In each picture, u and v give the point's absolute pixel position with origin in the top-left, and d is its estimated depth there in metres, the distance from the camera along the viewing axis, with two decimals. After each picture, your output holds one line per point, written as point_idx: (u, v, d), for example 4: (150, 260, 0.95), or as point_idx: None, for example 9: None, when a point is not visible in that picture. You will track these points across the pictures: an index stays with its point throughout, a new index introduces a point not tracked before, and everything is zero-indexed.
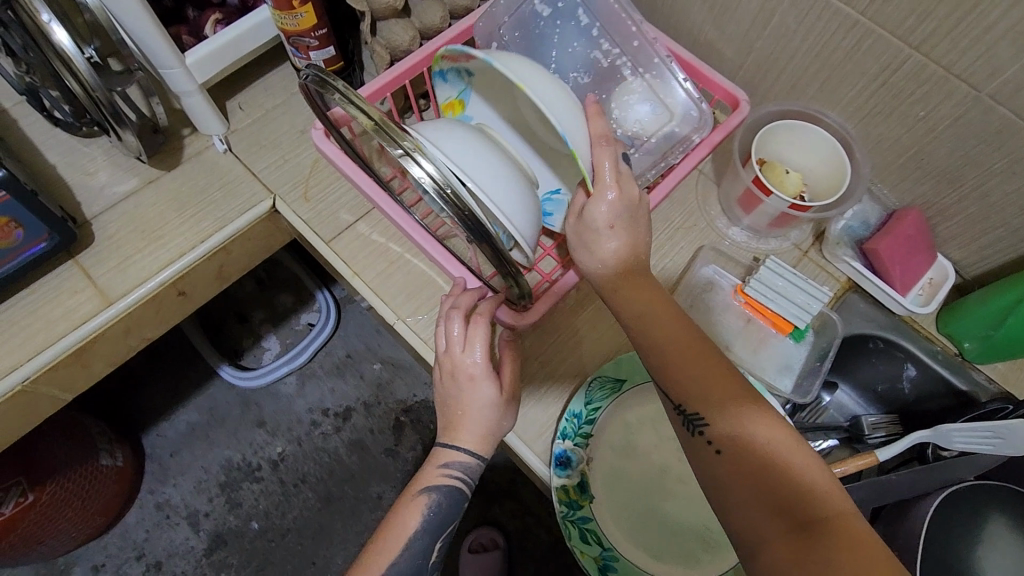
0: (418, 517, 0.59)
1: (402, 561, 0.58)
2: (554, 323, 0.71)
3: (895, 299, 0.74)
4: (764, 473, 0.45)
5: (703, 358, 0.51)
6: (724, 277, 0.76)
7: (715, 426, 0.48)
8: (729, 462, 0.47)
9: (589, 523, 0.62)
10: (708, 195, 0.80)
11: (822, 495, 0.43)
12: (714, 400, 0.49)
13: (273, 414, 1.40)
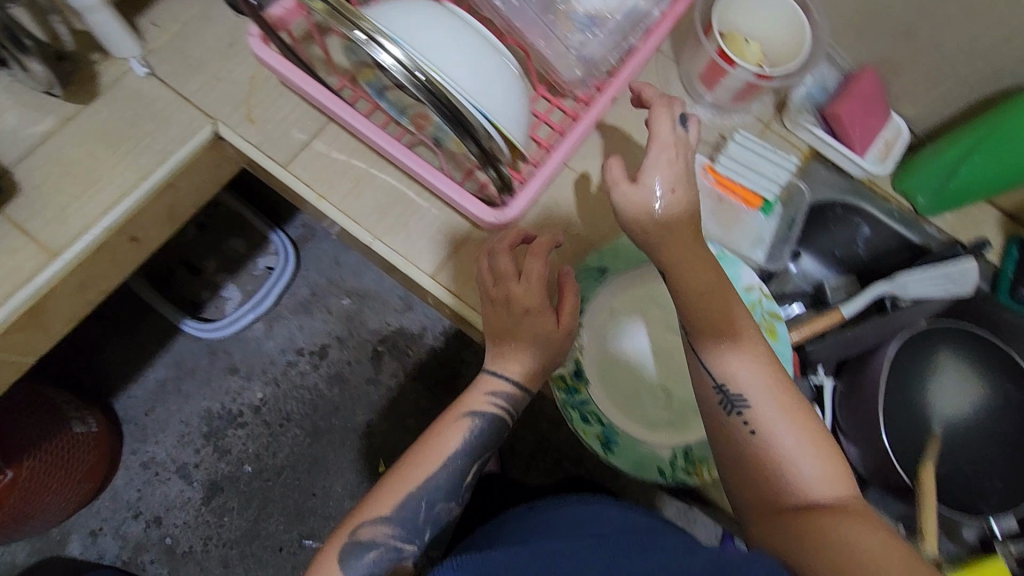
0: (462, 436, 0.61)
1: (438, 476, 0.59)
2: (534, 222, 0.71)
3: (854, 160, 0.76)
4: (787, 458, 0.52)
5: (753, 349, 0.55)
6: (693, 157, 0.75)
7: (753, 409, 0.53)
8: (757, 445, 0.53)
9: (587, 406, 0.65)
10: (671, 75, 0.78)
11: (828, 488, 0.50)
12: (758, 387, 0.54)
13: (245, 359, 1.37)
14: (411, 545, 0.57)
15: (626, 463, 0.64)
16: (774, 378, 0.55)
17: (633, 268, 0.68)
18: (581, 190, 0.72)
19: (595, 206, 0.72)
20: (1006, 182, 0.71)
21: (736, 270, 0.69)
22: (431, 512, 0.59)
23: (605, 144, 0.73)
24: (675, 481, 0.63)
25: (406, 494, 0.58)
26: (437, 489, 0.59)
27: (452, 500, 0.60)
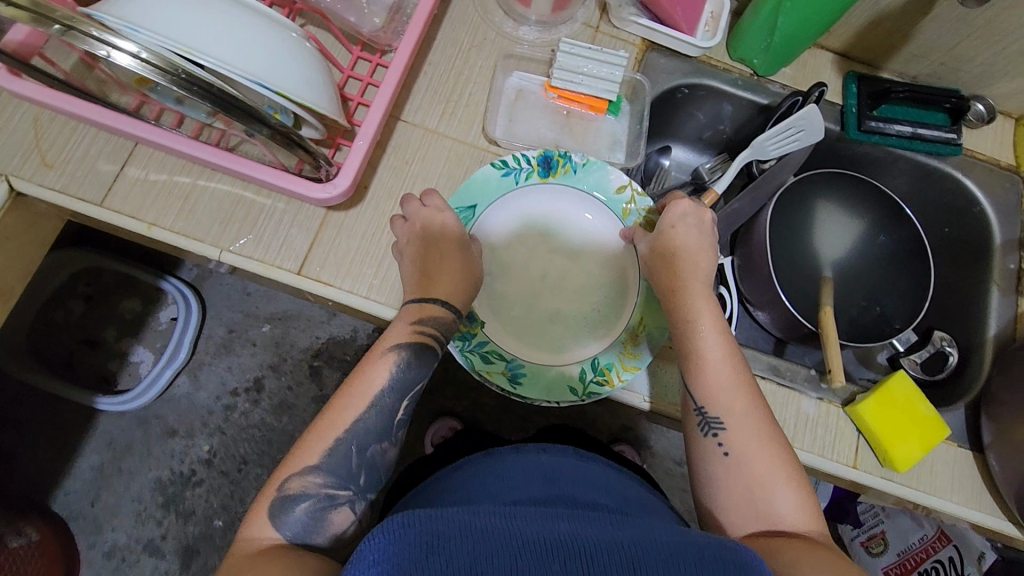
0: (386, 370, 0.56)
1: (366, 419, 0.55)
2: (389, 188, 0.69)
3: (688, 40, 0.76)
4: (755, 478, 0.53)
5: (735, 376, 0.58)
6: (530, 80, 0.74)
7: (729, 433, 0.56)
8: (728, 466, 0.55)
9: (486, 347, 0.64)
10: (486, 3, 0.76)
11: (792, 519, 0.52)
12: (735, 412, 0.56)
13: (182, 420, 1.24)
14: (346, 491, 0.53)
15: (537, 394, 0.64)
16: (752, 406, 0.57)
17: (502, 197, 0.68)
18: (428, 144, 0.71)
19: (446, 155, 0.71)
20: (823, 26, 0.71)
21: (602, 174, 0.69)
22: (364, 455, 0.54)
23: (437, 94, 0.72)
24: (591, 395, 0.63)
25: (334, 439, 0.54)
26: (367, 432, 0.54)
27: (387, 441, 0.55)
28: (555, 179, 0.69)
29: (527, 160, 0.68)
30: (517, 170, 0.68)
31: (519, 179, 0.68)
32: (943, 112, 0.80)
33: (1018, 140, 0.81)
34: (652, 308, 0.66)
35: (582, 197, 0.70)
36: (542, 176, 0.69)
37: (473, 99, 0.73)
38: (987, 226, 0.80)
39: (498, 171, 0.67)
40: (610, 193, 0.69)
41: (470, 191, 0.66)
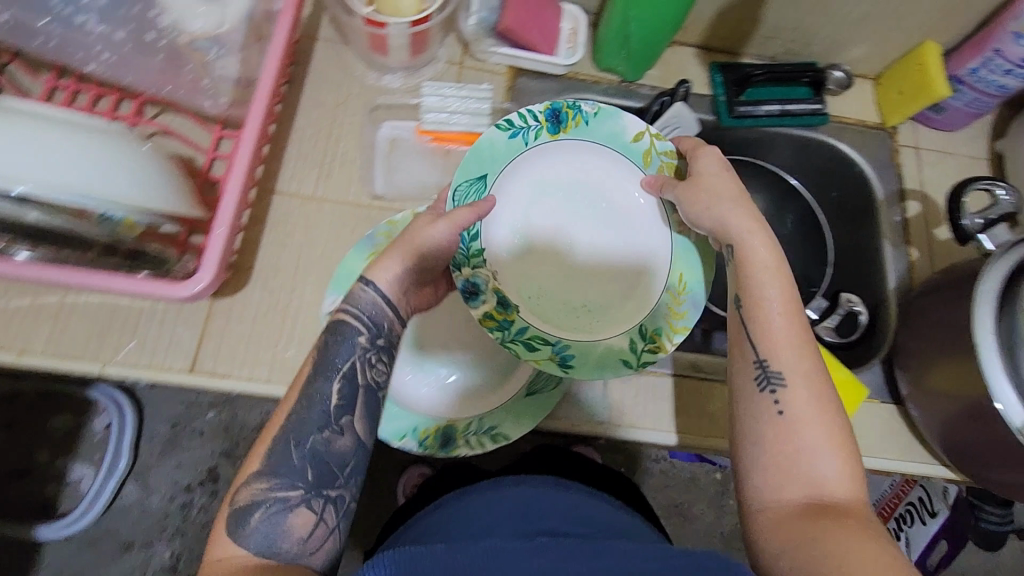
0: (315, 357, 0.52)
1: (305, 411, 0.50)
2: (276, 264, 0.67)
3: (549, 62, 0.77)
4: (810, 448, 0.48)
5: (795, 331, 0.52)
6: (402, 127, 0.73)
7: (790, 394, 0.50)
8: (782, 429, 0.49)
9: (525, 333, 0.63)
10: (346, 59, 0.76)
11: (842, 494, 0.46)
12: (796, 366, 0.50)
13: (137, 530, 1.12)
14: (297, 489, 0.48)
15: (459, 426, 0.64)
16: (814, 366, 0.51)
17: (517, 157, 0.65)
18: (310, 210, 0.69)
19: (330, 217, 0.69)
20: (673, 26, 0.73)
21: (614, 120, 0.67)
22: (305, 448, 0.49)
23: (311, 158, 0.71)
24: (644, 364, 0.63)
25: (276, 438, 0.49)
26: (306, 424, 0.50)
27: (328, 429, 0.50)
28: (568, 132, 0.67)
29: (534, 116, 0.65)
30: (525, 128, 0.65)
31: (528, 137, 0.65)
32: (806, 86, 0.84)
33: (878, 99, 0.86)
34: (684, 260, 0.65)
35: (600, 147, 0.68)
36: (551, 131, 0.66)
37: (349, 157, 0.72)
38: (867, 183, 0.84)
39: (505, 133, 0.64)
40: (626, 140, 0.67)
41: (482, 161, 0.63)
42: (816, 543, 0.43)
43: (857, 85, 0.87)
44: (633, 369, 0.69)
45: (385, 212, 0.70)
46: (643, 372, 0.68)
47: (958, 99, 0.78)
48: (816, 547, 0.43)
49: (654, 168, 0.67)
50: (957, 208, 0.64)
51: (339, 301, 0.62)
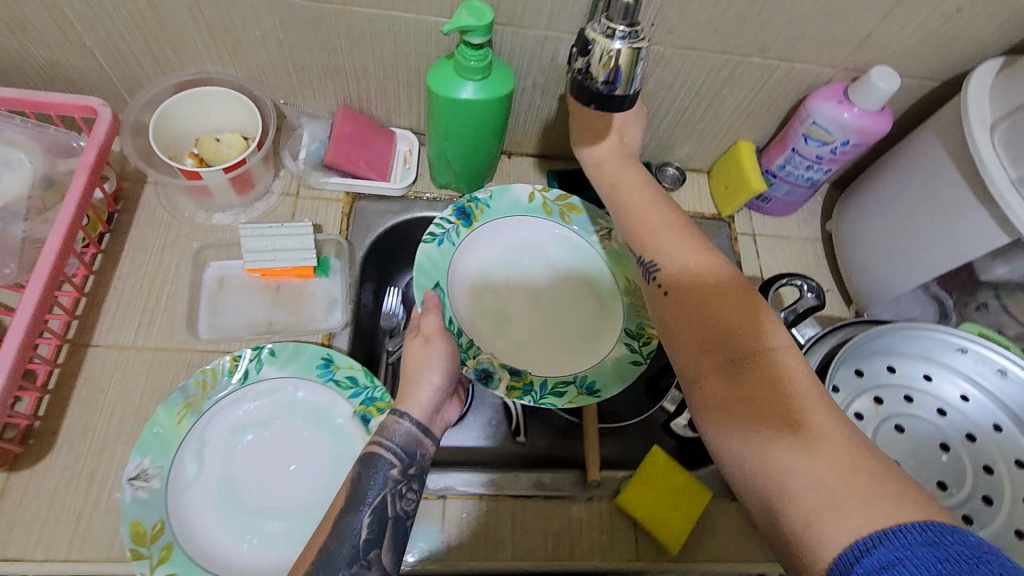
0: (348, 491, 0.56)
1: (335, 546, 0.52)
2: (85, 424, 0.64)
3: (384, 186, 0.79)
4: (703, 274, 0.53)
5: (673, 238, 0.56)
6: (230, 266, 0.74)
7: (665, 270, 0.55)
8: (674, 302, 0.53)
9: (548, 385, 0.71)
10: (175, 199, 0.76)
11: (746, 332, 0.48)
12: (669, 253, 0.56)
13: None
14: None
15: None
16: (677, 235, 0.57)
17: (451, 260, 0.75)
18: (127, 361, 0.67)
19: (148, 367, 0.67)
20: (490, 148, 0.75)
21: (509, 194, 0.79)
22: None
23: (131, 305, 0.70)
24: (650, 352, 0.72)
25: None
26: (336, 557, 0.52)
27: (357, 564, 0.52)
28: (478, 222, 0.78)
29: (448, 221, 0.76)
30: (445, 233, 0.75)
31: (453, 239, 0.76)
32: None
33: (712, 191, 0.90)
34: (626, 265, 0.78)
35: (511, 218, 0.79)
36: (466, 227, 0.77)
37: (173, 300, 0.71)
38: None
39: (433, 244, 0.74)
40: (526, 204, 0.79)
41: (425, 273, 0.72)
42: (750, 400, 0.45)
43: (692, 179, 0.92)
44: (472, 495, 0.68)
45: (208, 356, 0.68)
46: (483, 496, 0.68)
47: (777, 190, 0.84)
48: (755, 404, 0.45)
49: (559, 213, 0.80)
50: None
51: (144, 463, 0.60)
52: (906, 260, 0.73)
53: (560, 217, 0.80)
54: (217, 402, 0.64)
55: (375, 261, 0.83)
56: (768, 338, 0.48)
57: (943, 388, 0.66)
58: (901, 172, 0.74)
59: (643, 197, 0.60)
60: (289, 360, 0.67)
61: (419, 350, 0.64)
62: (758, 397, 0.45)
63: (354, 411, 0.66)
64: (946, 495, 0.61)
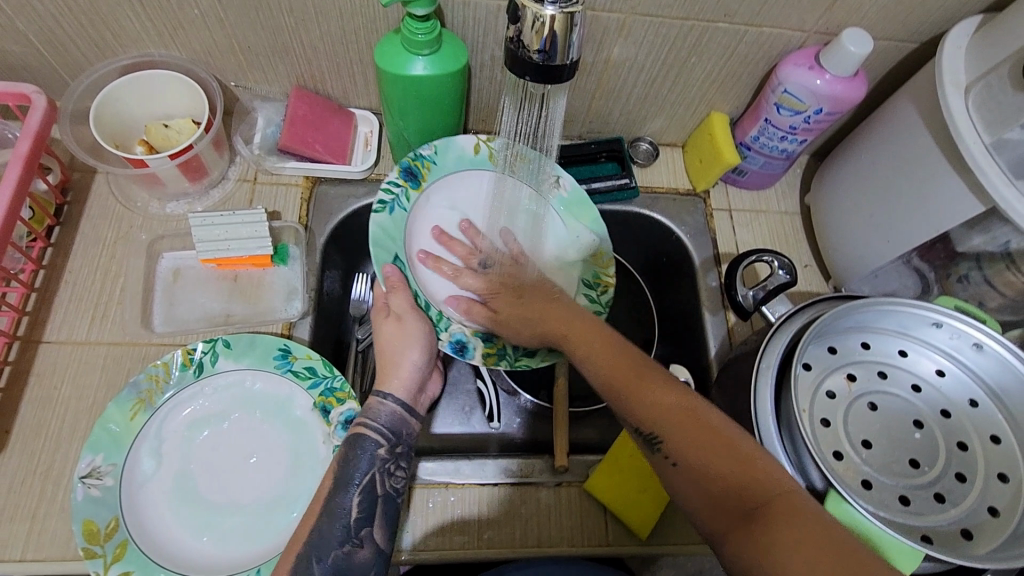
0: (335, 471, 0.56)
1: (326, 527, 0.53)
2: (37, 422, 0.62)
3: (343, 170, 0.76)
4: (710, 469, 0.49)
5: (658, 404, 0.53)
6: (185, 257, 0.72)
7: (667, 440, 0.51)
8: (682, 471, 0.50)
9: (520, 346, 0.72)
10: (127, 189, 0.74)
11: (761, 491, 0.46)
12: (670, 430, 0.51)
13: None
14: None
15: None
16: (664, 397, 0.53)
17: (405, 226, 0.72)
18: (79, 356, 0.65)
19: (101, 361, 0.65)
20: (448, 126, 0.73)
21: (454, 147, 0.75)
22: (326, 564, 0.51)
23: (82, 299, 0.68)
24: (608, 301, 0.75)
25: (295, 559, 0.51)
26: (327, 538, 0.52)
27: (349, 542, 0.53)
28: (427, 180, 0.74)
29: (395, 185, 0.72)
30: (396, 200, 0.72)
31: (403, 203, 0.73)
32: (609, 162, 0.85)
33: (687, 166, 0.87)
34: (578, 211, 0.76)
35: (456, 174, 0.76)
36: (415, 187, 0.73)
37: (126, 293, 0.69)
38: (685, 250, 0.84)
39: (385, 213, 0.71)
40: (471, 155, 0.76)
41: (382, 246, 0.69)
42: (782, 546, 0.43)
43: (666, 154, 0.89)
44: (438, 484, 0.66)
45: (164, 350, 0.66)
46: (450, 484, 0.66)
47: (752, 163, 0.81)
48: (786, 553, 0.42)
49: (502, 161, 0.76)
50: (732, 284, 0.68)
51: (96, 461, 0.58)
52: (881, 232, 0.70)
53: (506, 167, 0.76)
54: (172, 397, 0.63)
55: (340, 249, 0.80)
56: (775, 484, 0.46)
57: (917, 363, 0.64)
58: (879, 140, 0.71)
59: (575, 318, 0.64)
60: (245, 352, 0.65)
61: (394, 331, 0.66)
62: (791, 536, 0.43)
63: (313, 402, 0.65)
64: (918, 473, 0.59)
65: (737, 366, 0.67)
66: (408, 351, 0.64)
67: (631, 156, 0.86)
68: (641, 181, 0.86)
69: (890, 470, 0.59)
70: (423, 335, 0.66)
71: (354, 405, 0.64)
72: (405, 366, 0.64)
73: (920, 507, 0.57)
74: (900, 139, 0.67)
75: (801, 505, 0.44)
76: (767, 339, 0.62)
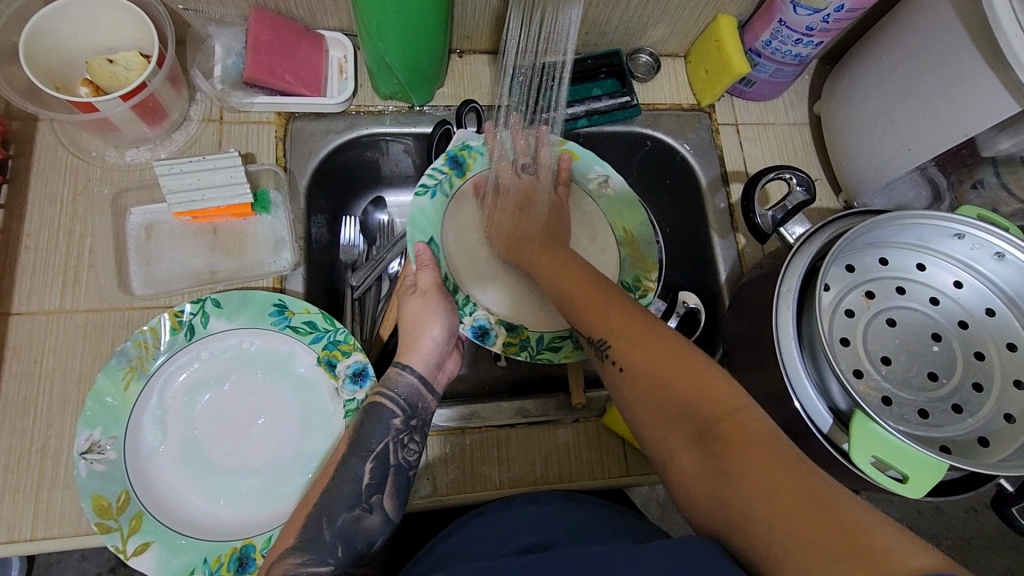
0: (350, 437, 0.55)
1: (336, 490, 0.51)
2: (23, 399, 0.58)
3: (318, 102, 0.69)
4: (657, 385, 0.49)
5: (627, 326, 0.54)
6: (156, 211, 0.66)
7: (618, 351, 0.53)
8: (632, 381, 0.51)
9: (546, 339, 0.70)
10: (78, 137, 0.66)
11: (710, 411, 0.46)
12: (621, 337, 0.53)
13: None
14: (328, 566, 0.48)
15: (258, 543, 0.55)
16: (633, 321, 0.54)
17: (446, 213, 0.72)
18: (56, 326, 0.60)
19: (81, 330, 0.61)
20: (434, 45, 0.65)
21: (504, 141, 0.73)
22: (336, 525, 0.50)
23: (49, 264, 0.62)
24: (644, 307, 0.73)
25: (306, 517, 0.50)
26: (338, 500, 0.51)
27: (359, 507, 0.51)
28: (472, 171, 0.73)
29: (440, 171, 0.71)
30: (437, 184, 0.71)
31: (445, 190, 0.72)
32: (609, 78, 0.78)
33: (691, 77, 0.81)
34: (622, 210, 0.76)
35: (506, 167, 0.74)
36: (459, 176, 0.73)
37: (97, 254, 0.63)
38: (690, 171, 0.80)
39: (426, 197, 0.71)
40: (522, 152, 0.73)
41: (420, 229, 0.70)
42: (726, 472, 0.43)
43: (667, 66, 0.82)
44: (453, 430, 0.65)
45: (148, 313, 0.62)
46: (466, 430, 0.65)
47: (762, 71, 0.75)
48: (726, 477, 0.42)
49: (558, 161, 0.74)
50: (749, 205, 0.65)
51: (95, 435, 0.55)
52: (901, 140, 0.67)
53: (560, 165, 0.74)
54: (166, 362, 0.59)
55: (324, 191, 0.74)
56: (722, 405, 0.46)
57: (935, 276, 0.62)
58: (902, 39, 0.66)
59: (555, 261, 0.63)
60: (238, 310, 0.61)
61: (419, 305, 0.63)
62: (735, 466, 0.42)
63: (317, 357, 0.62)
64: (935, 386, 0.59)
65: (751, 290, 0.65)
66: (428, 325, 0.61)
67: (631, 70, 0.80)
68: (642, 98, 0.80)
69: (908, 385, 0.59)
70: (446, 308, 0.63)
71: (361, 357, 0.61)
72: (425, 342, 0.60)
73: (939, 419, 0.58)
74: (927, 38, 0.62)
75: (755, 436, 0.43)
76: (788, 260, 0.59)
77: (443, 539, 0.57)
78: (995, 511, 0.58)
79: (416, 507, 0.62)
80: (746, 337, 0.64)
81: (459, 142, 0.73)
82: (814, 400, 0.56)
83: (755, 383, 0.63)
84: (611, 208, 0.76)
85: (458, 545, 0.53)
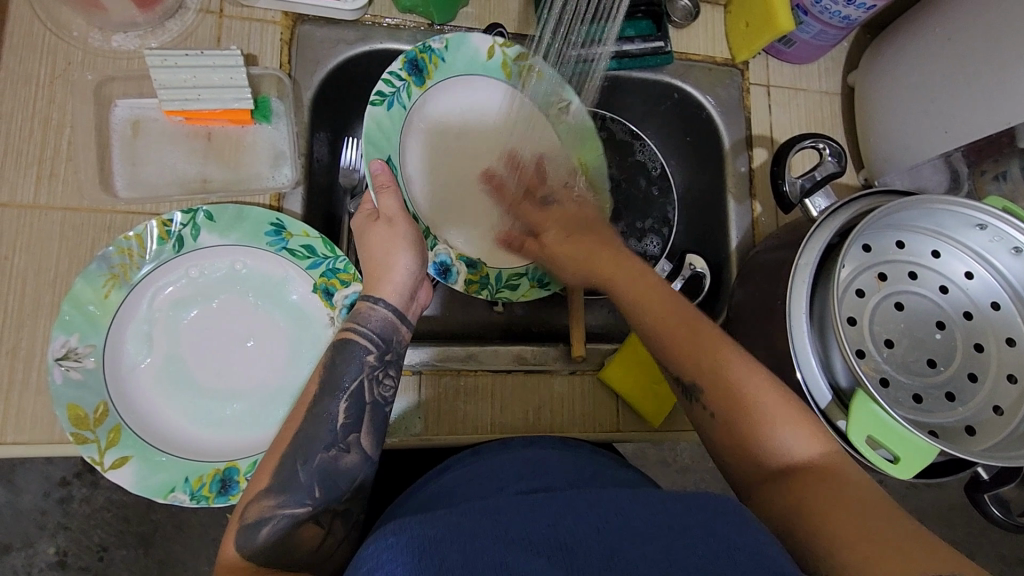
0: (322, 375, 0.52)
1: (310, 428, 0.50)
2: None
3: (332, 6, 0.63)
4: (755, 435, 0.48)
5: (726, 358, 0.50)
6: (145, 107, 0.60)
7: (706, 389, 0.50)
8: (722, 424, 0.49)
9: (504, 276, 0.68)
10: (59, 13, 0.59)
11: (821, 461, 0.46)
12: (707, 371, 0.50)
13: (13, 532, 1.00)
14: (305, 507, 0.47)
15: (242, 466, 0.54)
16: (727, 356, 0.51)
17: (402, 127, 0.64)
18: (28, 223, 0.56)
19: (57, 230, 0.56)
20: None
21: (466, 47, 0.67)
22: (313, 466, 0.48)
23: (22, 153, 0.56)
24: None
25: (281, 456, 0.49)
26: (313, 439, 0.49)
27: (335, 446, 0.49)
28: (432, 78, 0.66)
29: (398, 76, 0.62)
30: (395, 93, 0.63)
31: (403, 99, 0.64)
32: (645, 19, 0.72)
33: (728, 30, 0.77)
34: (581, 143, 0.71)
35: (465, 77, 0.68)
36: (419, 84, 0.65)
37: (77, 148, 0.57)
38: (714, 129, 0.77)
39: (381, 107, 0.62)
40: (483, 60, 0.68)
41: (376, 145, 0.61)
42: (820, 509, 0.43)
43: (705, 14, 0.77)
44: (450, 371, 0.64)
45: (133, 219, 0.57)
46: (461, 371, 0.64)
47: (805, 31, 0.71)
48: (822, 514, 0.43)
49: (517, 73, 0.69)
50: (779, 171, 0.63)
51: (73, 342, 0.52)
52: (938, 123, 0.65)
53: (518, 79, 0.69)
54: (150, 273, 0.55)
55: (328, 106, 0.68)
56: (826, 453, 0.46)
57: (950, 265, 0.61)
58: (961, 14, 0.63)
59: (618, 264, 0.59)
60: (232, 225, 0.57)
61: (384, 234, 0.57)
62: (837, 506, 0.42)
63: (313, 284, 0.59)
64: (933, 372, 0.60)
65: (764, 257, 0.64)
66: (398, 254, 0.56)
67: (668, 13, 0.74)
68: (675, 45, 0.76)
69: (907, 369, 0.60)
70: (416, 237, 0.58)
71: (360, 287, 0.59)
72: (396, 272, 0.56)
73: (931, 405, 0.59)
74: (990, 17, 0.60)
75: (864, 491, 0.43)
76: (809, 233, 0.57)
77: (436, 477, 0.56)
78: (967, 495, 0.60)
79: (405, 443, 0.62)
80: (754, 306, 0.63)
81: (420, 45, 0.65)
82: (816, 375, 0.56)
83: (756, 351, 0.62)
84: (573, 137, 0.71)
85: (453, 484, 0.53)
